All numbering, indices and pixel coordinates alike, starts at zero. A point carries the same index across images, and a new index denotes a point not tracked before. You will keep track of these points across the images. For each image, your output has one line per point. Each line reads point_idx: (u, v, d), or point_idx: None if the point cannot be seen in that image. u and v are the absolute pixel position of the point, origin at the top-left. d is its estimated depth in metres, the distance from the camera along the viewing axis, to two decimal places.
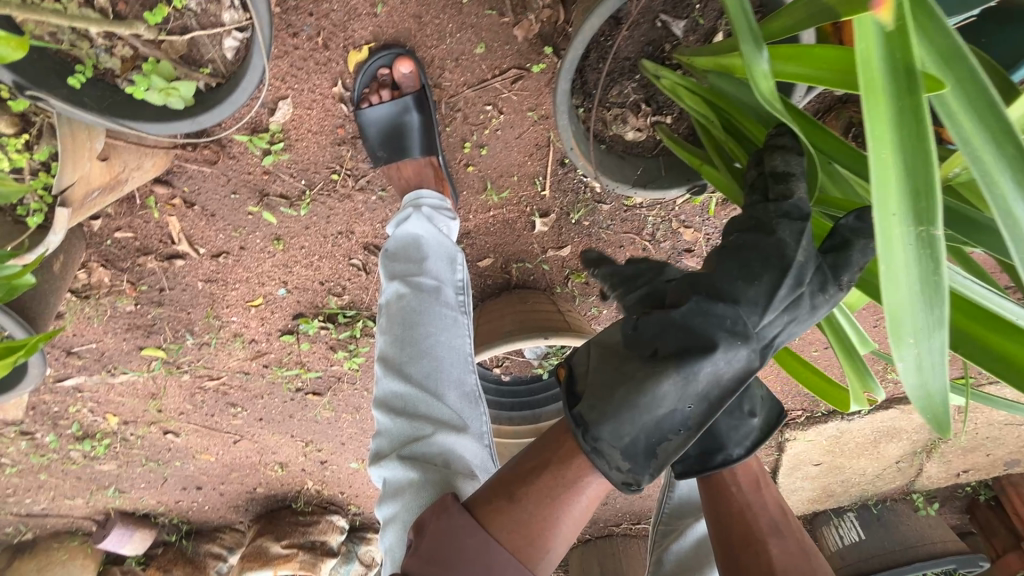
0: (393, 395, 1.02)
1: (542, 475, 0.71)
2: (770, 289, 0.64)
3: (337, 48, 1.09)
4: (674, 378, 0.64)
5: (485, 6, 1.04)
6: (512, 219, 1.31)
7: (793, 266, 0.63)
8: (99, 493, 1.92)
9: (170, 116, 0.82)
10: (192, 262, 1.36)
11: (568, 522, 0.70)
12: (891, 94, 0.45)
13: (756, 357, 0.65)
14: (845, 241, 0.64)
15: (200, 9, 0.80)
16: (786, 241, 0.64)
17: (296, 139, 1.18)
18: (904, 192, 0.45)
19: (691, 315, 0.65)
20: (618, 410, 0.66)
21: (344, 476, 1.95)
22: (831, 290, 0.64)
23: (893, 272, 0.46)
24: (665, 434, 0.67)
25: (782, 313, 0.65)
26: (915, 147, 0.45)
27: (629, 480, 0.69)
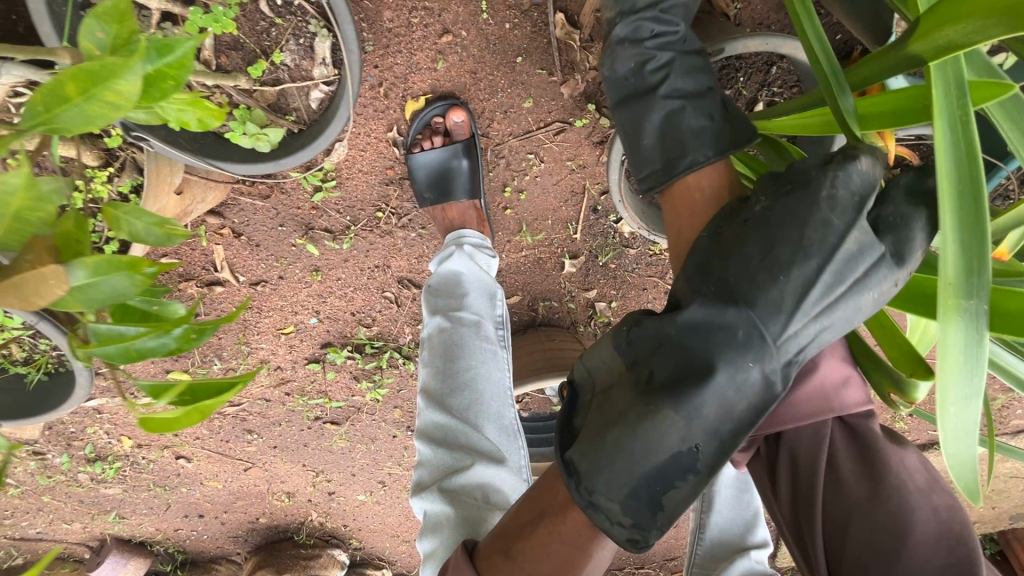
0: (434, 426, 1.07)
1: (540, 528, 0.73)
2: (802, 287, 0.62)
3: (396, 97, 1.16)
4: (674, 415, 0.62)
5: (536, 66, 1.13)
6: (543, 259, 1.35)
7: (836, 256, 0.62)
8: (100, 517, 1.88)
9: (256, 158, 0.87)
10: (232, 288, 1.37)
11: (586, 574, 0.72)
12: (953, 177, 0.51)
13: (770, 376, 0.63)
14: (902, 217, 0.64)
15: (294, 64, 0.87)
16: (831, 222, 0.62)
17: (347, 177, 1.24)
18: (961, 264, 0.51)
19: (693, 335, 0.64)
20: (612, 458, 0.65)
21: (350, 509, 1.93)
22: (880, 279, 0.63)
23: (948, 329, 0.51)
24: (672, 481, 0.65)
25: (810, 321, 0.63)
26: (971, 225, 0.51)
27: (634, 537, 0.68)
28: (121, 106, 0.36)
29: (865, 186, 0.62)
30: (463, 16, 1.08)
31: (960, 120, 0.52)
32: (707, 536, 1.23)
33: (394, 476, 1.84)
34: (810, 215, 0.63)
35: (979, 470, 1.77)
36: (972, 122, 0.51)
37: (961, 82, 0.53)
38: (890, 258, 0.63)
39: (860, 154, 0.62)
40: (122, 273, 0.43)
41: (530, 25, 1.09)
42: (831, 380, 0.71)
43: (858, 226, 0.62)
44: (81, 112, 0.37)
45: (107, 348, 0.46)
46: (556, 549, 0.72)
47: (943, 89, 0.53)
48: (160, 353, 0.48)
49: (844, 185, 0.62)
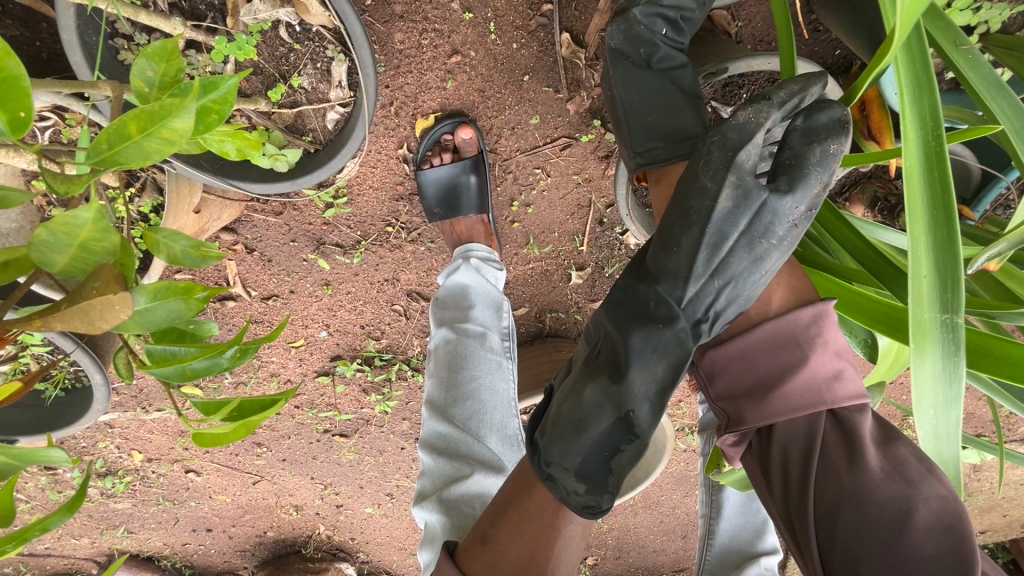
0: (436, 435, 1.08)
1: (509, 514, 0.80)
2: (692, 253, 0.71)
3: (406, 116, 1.19)
4: (606, 382, 0.75)
5: (543, 84, 1.15)
6: (550, 271, 1.37)
7: (714, 218, 0.69)
8: (108, 532, 1.89)
9: (274, 178, 0.89)
10: (243, 303, 1.39)
11: (558, 552, 0.79)
12: (927, 207, 0.55)
13: (683, 339, 0.73)
14: (797, 158, 0.68)
15: (311, 87, 0.90)
16: (711, 188, 0.69)
17: (358, 194, 1.27)
18: (935, 284, 0.55)
19: (613, 313, 0.77)
20: (563, 433, 0.76)
21: (358, 522, 1.93)
22: (775, 233, 0.69)
23: (921, 326, 0.55)
24: (618, 445, 0.75)
25: (711, 282, 0.72)
26: (946, 248, 0.55)
27: (591, 504, 0.77)
28: (178, 142, 0.38)
29: (740, 145, 0.68)
30: (472, 36, 1.11)
31: (935, 153, 0.55)
32: (716, 543, 1.25)
33: (402, 488, 1.84)
34: (693, 187, 0.71)
35: (988, 478, 1.77)
36: (946, 152, 0.54)
37: (937, 123, 0.55)
38: (784, 205, 0.68)
39: (734, 118, 0.69)
40: (178, 300, 0.45)
41: (537, 45, 1.13)
42: (821, 373, 0.68)
43: (732, 185, 0.68)
44: (140, 148, 0.38)
45: (166, 372, 0.49)
46: (525, 534, 0.78)
47: (918, 129, 0.55)
48: (213, 371, 0.51)
49: (720, 150, 0.69)
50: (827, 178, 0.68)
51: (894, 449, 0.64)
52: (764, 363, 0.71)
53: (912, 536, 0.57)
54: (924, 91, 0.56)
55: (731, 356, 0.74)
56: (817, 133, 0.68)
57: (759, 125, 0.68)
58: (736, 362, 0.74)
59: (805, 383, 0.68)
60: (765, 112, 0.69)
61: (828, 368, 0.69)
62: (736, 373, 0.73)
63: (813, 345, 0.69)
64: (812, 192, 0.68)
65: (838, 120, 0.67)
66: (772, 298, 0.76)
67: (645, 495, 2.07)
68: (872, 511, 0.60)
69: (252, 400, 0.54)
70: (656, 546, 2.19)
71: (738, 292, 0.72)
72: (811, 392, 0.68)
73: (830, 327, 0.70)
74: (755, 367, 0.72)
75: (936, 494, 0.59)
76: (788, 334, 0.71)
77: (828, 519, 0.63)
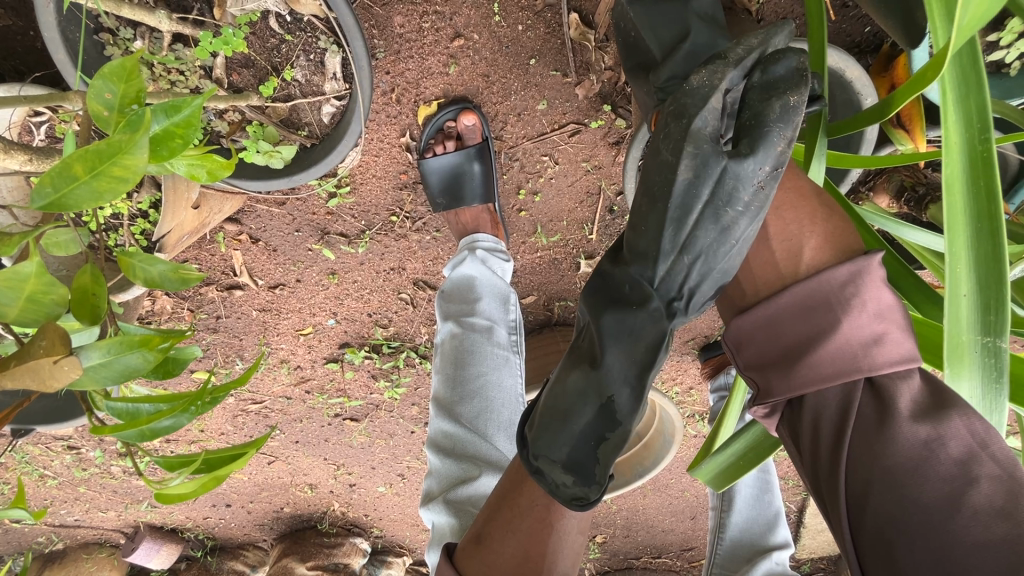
0: (443, 434, 1.08)
1: (502, 510, 0.80)
2: (658, 229, 0.65)
3: (409, 103, 1.15)
4: (584, 368, 0.73)
5: (550, 68, 1.10)
6: (558, 259, 1.34)
7: (676, 191, 0.64)
8: (133, 506, 1.96)
9: (269, 175, 0.86)
10: (250, 292, 1.39)
11: (554, 548, 0.78)
12: (971, 222, 0.53)
13: (658, 319, 0.69)
14: (758, 122, 0.63)
15: (305, 80, 0.86)
16: (679, 158, 0.63)
17: (361, 182, 1.24)
18: (976, 303, 0.54)
19: (587, 295, 0.75)
20: (549, 426, 0.74)
21: (370, 500, 1.97)
22: (744, 202, 0.63)
23: (958, 342, 0.55)
24: (603, 433, 0.72)
25: (680, 258, 0.66)
26: (990, 269, 0.53)
27: (579, 496, 0.75)
28: (129, 180, 0.36)
29: (695, 111, 0.63)
30: (475, 18, 1.06)
31: (981, 169, 0.51)
32: (727, 536, 1.26)
33: (412, 469, 1.87)
34: (654, 163, 0.65)
35: None
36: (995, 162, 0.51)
37: (984, 125, 0.51)
38: (749, 167, 0.62)
39: (686, 84, 0.64)
40: (137, 352, 0.42)
41: (544, 26, 1.07)
42: (857, 339, 0.57)
43: (690, 155, 0.63)
44: (91, 189, 0.36)
45: (123, 435, 0.45)
46: (519, 533, 0.78)
47: (963, 134, 0.52)
48: (177, 429, 0.48)
49: (674, 118, 0.64)
50: (791, 133, 0.63)
51: (947, 419, 0.53)
52: (791, 331, 0.60)
53: (958, 524, 0.50)
54: (970, 99, 0.51)
55: (753, 326, 0.63)
56: (777, 87, 0.63)
57: (713, 87, 0.63)
58: (760, 333, 0.63)
59: (839, 353, 0.57)
60: (720, 74, 0.64)
61: (866, 333, 0.57)
62: (762, 345, 0.63)
63: (848, 308, 0.58)
64: (777, 150, 0.62)
65: (797, 69, 0.64)
66: (807, 250, 0.62)
67: (654, 479, 2.08)
68: (915, 494, 0.52)
69: (221, 453, 0.51)
70: (665, 527, 2.21)
71: (709, 261, 0.66)
72: (847, 361, 0.57)
73: (871, 285, 0.58)
74: (781, 335, 0.61)
75: (990, 473, 0.51)
76: (817, 294, 0.59)
77: (859, 494, 0.56)
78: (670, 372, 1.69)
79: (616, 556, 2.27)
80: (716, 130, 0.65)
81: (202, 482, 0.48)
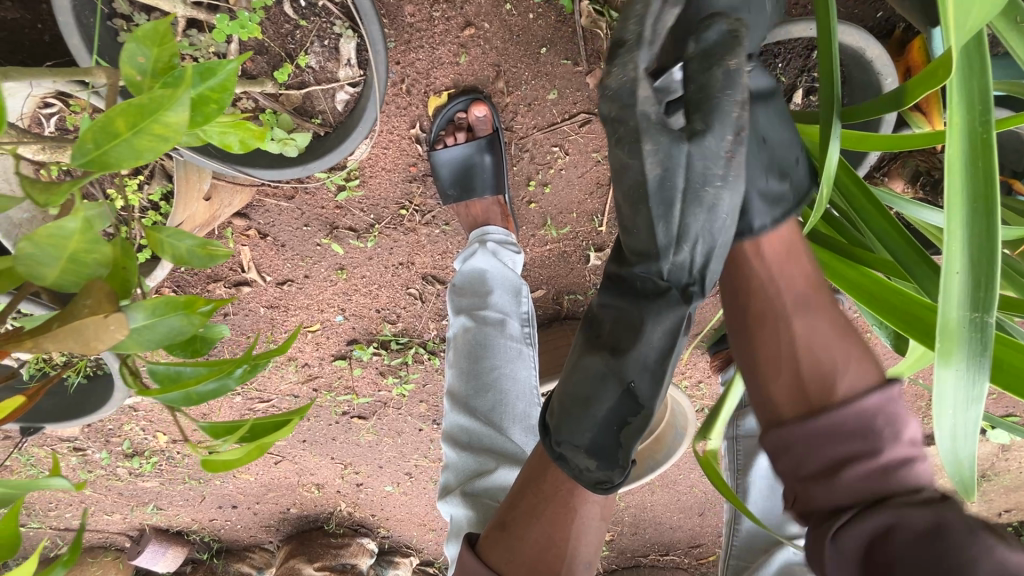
0: (458, 428, 1.07)
1: (527, 497, 0.80)
2: (649, 228, 0.63)
3: (419, 94, 1.14)
4: (606, 358, 0.71)
5: (561, 56, 1.10)
6: (569, 252, 1.33)
7: (649, 189, 0.61)
8: (138, 509, 1.94)
9: (284, 163, 0.85)
10: (258, 288, 1.38)
11: (578, 531, 0.78)
12: (964, 202, 0.48)
13: (677, 302, 0.67)
14: (705, 96, 0.60)
15: (319, 66, 0.86)
16: (643, 152, 0.59)
17: (370, 175, 1.23)
18: (967, 281, 0.48)
19: (602, 295, 0.75)
20: (569, 413, 0.73)
21: (377, 500, 1.96)
22: (723, 177, 0.61)
23: (949, 327, 0.48)
24: (625, 419, 0.71)
25: (680, 247, 0.64)
26: (985, 248, 0.48)
27: (603, 480, 0.74)
28: (171, 139, 0.35)
29: (633, 102, 0.58)
30: (486, 7, 1.05)
31: (981, 148, 0.47)
32: (743, 527, 1.27)
33: (420, 467, 1.86)
34: (618, 171, 0.63)
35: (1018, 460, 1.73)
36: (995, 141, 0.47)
37: (984, 110, 0.47)
38: (714, 140, 0.60)
39: (607, 80, 0.59)
40: (180, 315, 0.41)
41: (555, 14, 1.06)
42: (892, 453, 0.58)
43: (651, 152, 0.59)
44: (130, 147, 0.35)
45: (167, 396, 0.45)
46: (544, 520, 0.77)
47: (965, 115, 0.48)
48: (220, 394, 0.48)
49: (611, 102, 0.60)
50: (743, 96, 0.60)
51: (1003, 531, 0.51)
52: (825, 450, 0.60)
53: None
54: (973, 75, 0.48)
55: (791, 438, 0.62)
56: (715, 55, 0.61)
57: (636, 75, 0.58)
58: (798, 442, 0.62)
59: (869, 473, 0.58)
60: (633, 57, 0.59)
61: (900, 454, 0.58)
62: (799, 459, 0.62)
63: (876, 421, 0.60)
64: (733, 116, 0.60)
65: (727, 37, 0.62)
66: (841, 384, 0.62)
67: (663, 475, 2.07)
68: None
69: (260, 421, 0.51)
70: (674, 524, 2.20)
71: (700, 240, 0.64)
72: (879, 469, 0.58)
73: (898, 414, 0.60)
74: (817, 455, 0.61)
75: None
76: (848, 408, 0.60)
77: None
78: (679, 367, 1.68)
79: (625, 554, 2.26)
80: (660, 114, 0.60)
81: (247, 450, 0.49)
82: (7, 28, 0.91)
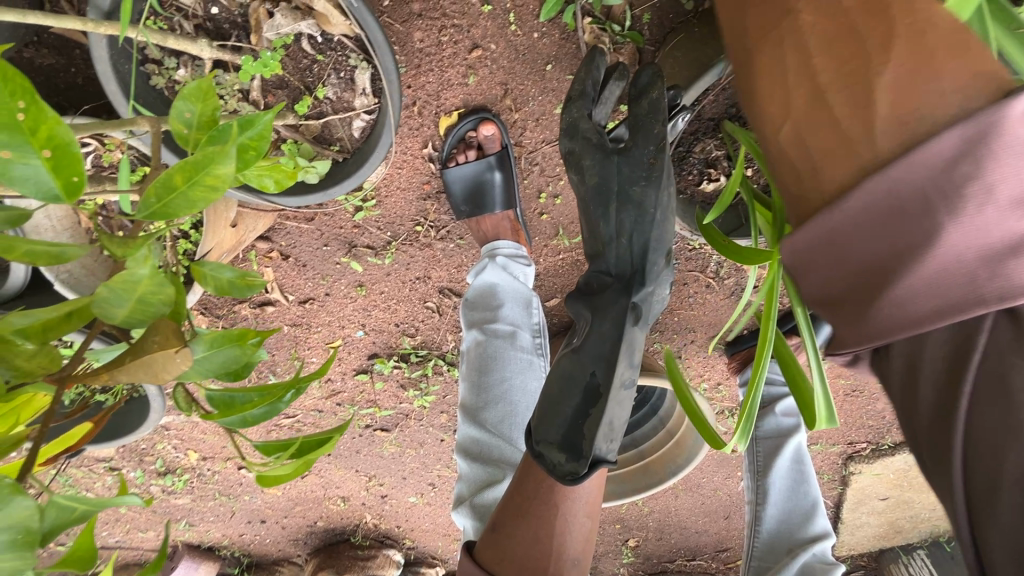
0: (469, 439, 1.11)
1: (514, 498, 0.82)
2: (596, 226, 0.88)
3: (430, 115, 1.18)
4: (568, 353, 0.83)
5: (567, 72, 1.12)
6: (582, 261, 1.36)
7: (591, 193, 0.88)
8: (171, 525, 1.99)
9: (305, 190, 0.89)
10: (281, 307, 1.43)
11: (564, 530, 0.79)
12: None
13: (622, 295, 0.81)
14: (637, 121, 0.83)
15: (336, 97, 0.90)
16: (584, 168, 0.89)
17: (386, 195, 1.27)
18: None
19: (573, 302, 0.90)
20: (543, 408, 0.81)
21: (402, 511, 1.98)
22: (648, 180, 0.81)
23: None
24: (586, 411, 0.76)
25: (621, 243, 0.84)
26: None
27: (571, 473, 0.75)
28: (221, 187, 0.38)
29: (577, 136, 0.90)
30: (492, 29, 1.09)
31: None
32: (765, 529, 1.29)
33: (443, 478, 1.88)
34: (576, 185, 0.92)
35: None
36: None
37: None
38: (637, 153, 0.83)
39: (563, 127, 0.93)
40: (235, 346, 0.46)
41: (559, 32, 1.09)
42: (965, 246, 0.44)
43: (589, 167, 0.88)
44: (186, 198, 0.39)
45: (228, 422, 0.50)
46: (533, 518, 0.78)
47: None
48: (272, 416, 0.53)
49: (567, 136, 0.92)
50: (663, 118, 0.82)
51: None
52: (858, 251, 0.49)
53: None
54: None
55: (818, 239, 0.50)
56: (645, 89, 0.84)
57: (578, 116, 0.91)
58: (832, 244, 0.50)
59: (936, 267, 0.45)
60: (579, 107, 0.91)
61: (985, 231, 0.44)
62: (836, 263, 0.51)
63: (948, 206, 0.44)
64: (653, 132, 0.82)
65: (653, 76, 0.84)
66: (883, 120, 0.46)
67: (686, 478, 2.06)
68: None
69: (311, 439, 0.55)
70: (699, 528, 2.18)
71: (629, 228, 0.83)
72: (956, 267, 0.45)
73: (985, 164, 0.43)
74: (846, 258, 0.50)
75: None
76: (906, 192, 0.46)
77: (984, 455, 0.46)
78: (697, 370, 1.68)
79: (651, 560, 2.25)
80: (602, 140, 0.89)
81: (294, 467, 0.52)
82: (44, 73, 0.98)
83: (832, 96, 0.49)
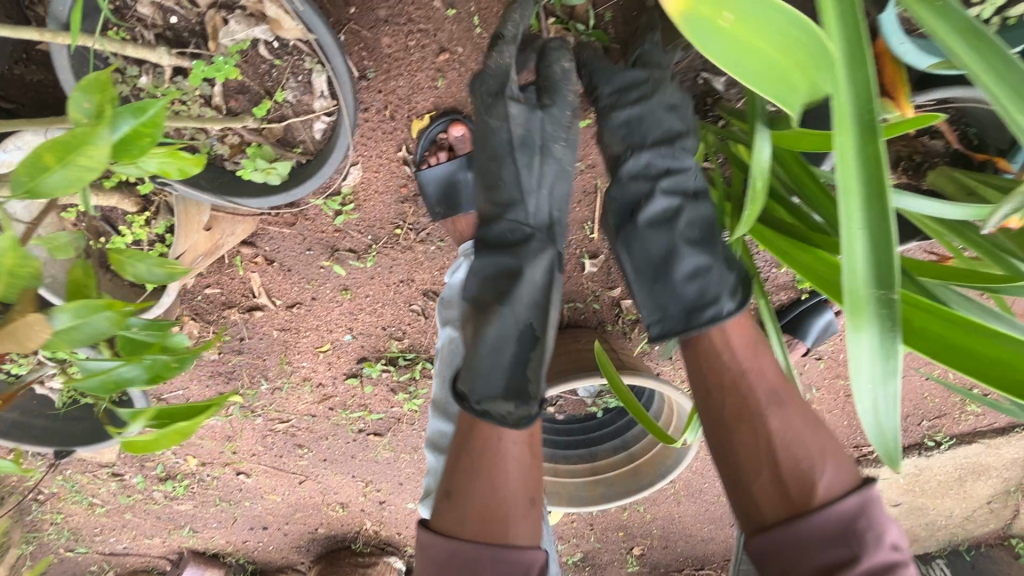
0: (439, 434, 1.12)
1: (461, 457, 0.85)
2: (514, 173, 0.94)
3: (403, 118, 1.20)
4: (500, 310, 0.88)
5: None
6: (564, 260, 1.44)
7: (514, 140, 0.95)
8: (175, 532, 2.03)
9: (269, 192, 0.92)
10: (269, 312, 1.47)
11: (508, 473, 0.83)
12: (863, 192, 0.47)
13: (547, 245, 0.93)
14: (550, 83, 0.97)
15: (296, 100, 0.92)
16: (510, 116, 0.94)
17: (364, 199, 1.30)
18: (871, 279, 0.48)
19: (486, 258, 0.94)
20: (485, 363, 0.87)
21: (401, 517, 1.99)
22: (559, 142, 0.98)
23: (856, 295, 0.48)
24: (529, 354, 0.88)
25: (540, 194, 0.93)
26: (885, 246, 0.47)
27: (523, 416, 0.85)
28: (93, 167, 0.48)
29: (500, 85, 0.94)
30: (458, 33, 1.11)
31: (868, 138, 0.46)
32: None
33: None
34: (486, 134, 0.97)
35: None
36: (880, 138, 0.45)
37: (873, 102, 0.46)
38: (555, 112, 0.97)
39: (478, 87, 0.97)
40: (101, 314, 0.55)
41: None
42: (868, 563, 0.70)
43: (509, 118, 0.94)
44: (60, 177, 0.47)
45: (86, 380, 0.63)
46: (481, 476, 0.82)
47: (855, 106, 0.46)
48: (134, 378, 0.64)
49: (490, 93, 0.95)
50: (573, 87, 0.98)
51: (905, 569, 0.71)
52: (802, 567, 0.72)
53: None
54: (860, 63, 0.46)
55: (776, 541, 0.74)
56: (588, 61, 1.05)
57: (506, 62, 0.94)
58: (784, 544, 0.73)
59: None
60: (503, 49, 0.94)
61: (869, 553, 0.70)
62: (788, 561, 0.73)
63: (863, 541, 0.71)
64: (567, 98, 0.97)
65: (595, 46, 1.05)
66: (819, 482, 0.75)
67: (687, 483, 2.02)
68: None
69: (183, 411, 0.63)
70: (704, 535, 2.14)
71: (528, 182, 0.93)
72: (838, 533, 0.71)
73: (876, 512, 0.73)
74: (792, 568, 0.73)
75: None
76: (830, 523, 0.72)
77: None
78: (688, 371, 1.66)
79: (656, 568, 2.20)
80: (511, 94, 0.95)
81: (169, 435, 0.60)
82: (31, 88, 1.04)
83: (775, 463, 0.78)
